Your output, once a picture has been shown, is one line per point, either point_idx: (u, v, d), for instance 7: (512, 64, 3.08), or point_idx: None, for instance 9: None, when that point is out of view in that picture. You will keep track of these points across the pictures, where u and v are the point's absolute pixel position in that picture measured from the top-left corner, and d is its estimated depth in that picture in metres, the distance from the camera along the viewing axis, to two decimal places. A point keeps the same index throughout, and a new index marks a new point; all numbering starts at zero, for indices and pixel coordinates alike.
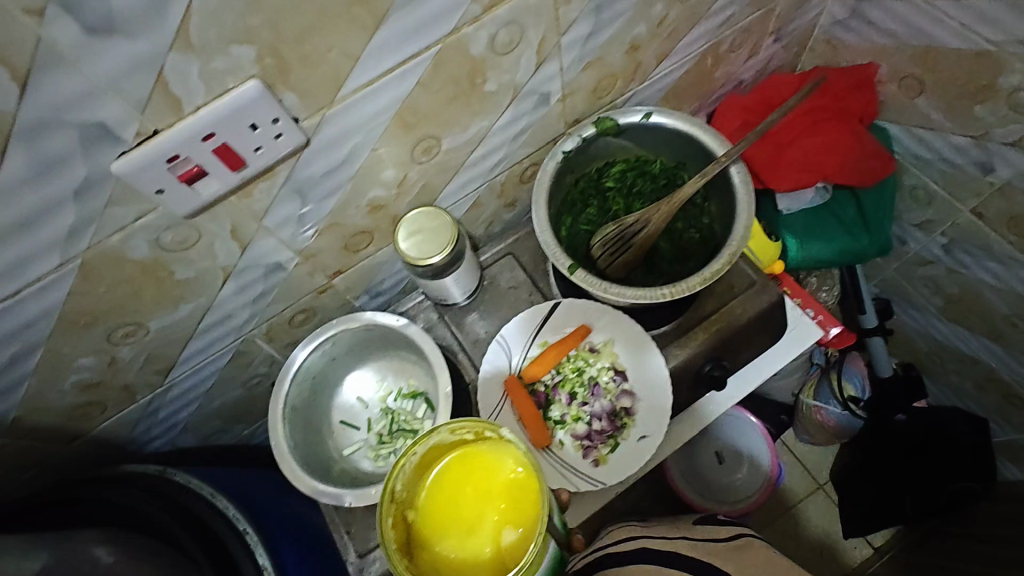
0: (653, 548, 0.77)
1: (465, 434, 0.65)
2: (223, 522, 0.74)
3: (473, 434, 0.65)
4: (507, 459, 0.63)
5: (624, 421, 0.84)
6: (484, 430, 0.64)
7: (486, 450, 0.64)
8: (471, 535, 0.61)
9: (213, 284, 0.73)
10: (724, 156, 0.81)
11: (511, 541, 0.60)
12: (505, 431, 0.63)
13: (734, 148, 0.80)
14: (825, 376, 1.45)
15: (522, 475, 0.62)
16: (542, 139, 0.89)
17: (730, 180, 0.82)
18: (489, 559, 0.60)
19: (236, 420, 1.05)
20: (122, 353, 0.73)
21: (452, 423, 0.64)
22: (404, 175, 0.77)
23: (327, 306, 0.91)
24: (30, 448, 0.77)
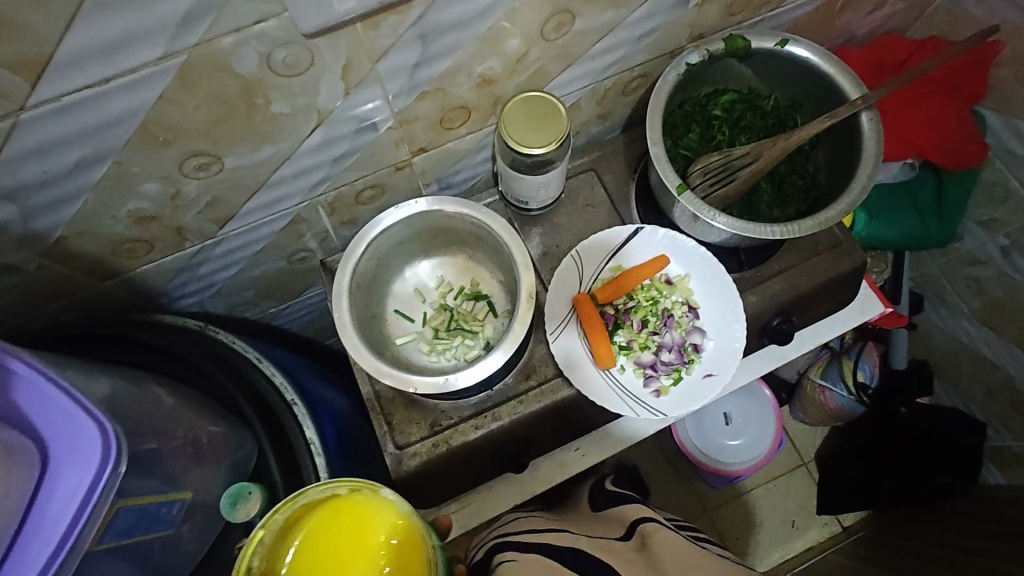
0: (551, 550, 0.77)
1: (337, 490, 0.61)
2: (270, 389, 0.67)
3: (347, 489, 0.61)
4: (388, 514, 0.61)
5: (691, 356, 0.81)
6: (359, 488, 0.61)
7: (367, 501, 0.62)
8: None
9: (302, 128, 0.65)
10: (859, 99, 0.76)
11: None
12: (386, 490, 0.60)
13: (873, 93, 0.74)
14: (836, 359, 1.41)
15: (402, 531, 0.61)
16: (662, 48, 0.82)
17: (858, 129, 0.78)
18: None
19: (267, 295, 0.98)
20: (188, 188, 0.66)
21: (323, 485, 0.59)
22: (525, 50, 0.69)
23: (398, 186, 0.84)
24: (67, 274, 0.70)
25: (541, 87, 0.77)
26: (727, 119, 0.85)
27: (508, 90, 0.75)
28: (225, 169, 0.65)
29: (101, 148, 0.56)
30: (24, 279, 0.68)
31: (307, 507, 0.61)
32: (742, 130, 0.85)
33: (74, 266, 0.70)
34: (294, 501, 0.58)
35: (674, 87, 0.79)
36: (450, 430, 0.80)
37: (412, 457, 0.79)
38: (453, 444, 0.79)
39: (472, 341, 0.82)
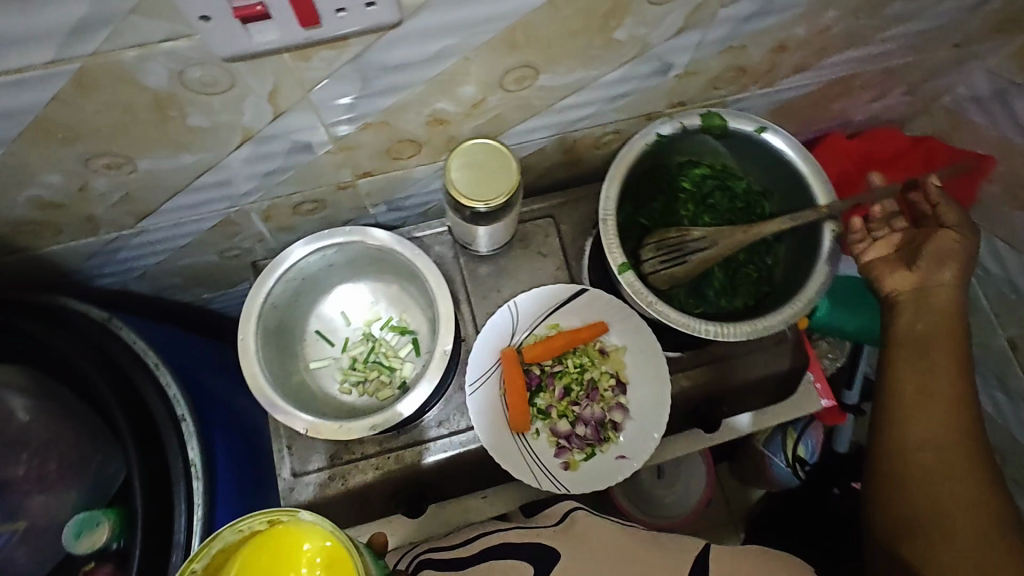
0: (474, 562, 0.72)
1: (256, 526, 0.57)
2: (160, 400, 0.64)
3: (267, 521, 0.57)
4: (312, 538, 0.57)
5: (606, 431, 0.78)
6: (278, 516, 0.57)
7: (289, 527, 0.58)
8: None
9: (228, 142, 0.61)
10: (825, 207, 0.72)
11: None
12: (303, 513, 0.57)
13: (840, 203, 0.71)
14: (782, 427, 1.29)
15: (328, 551, 0.57)
16: (637, 111, 0.78)
17: (817, 235, 0.74)
18: None
19: (197, 283, 0.94)
20: (97, 183, 0.62)
21: (234, 523, 0.56)
22: (482, 96, 0.65)
23: (341, 203, 0.80)
24: None
25: (500, 132, 0.73)
26: (694, 195, 0.82)
27: (464, 130, 0.71)
28: (138, 170, 0.61)
29: None
30: None
31: (230, 548, 0.57)
32: (707, 209, 0.82)
33: None
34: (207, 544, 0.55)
35: (640, 155, 0.76)
36: (349, 466, 0.78)
37: (305, 486, 0.77)
38: (349, 480, 0.77)
39: (388, 378, 0.79)
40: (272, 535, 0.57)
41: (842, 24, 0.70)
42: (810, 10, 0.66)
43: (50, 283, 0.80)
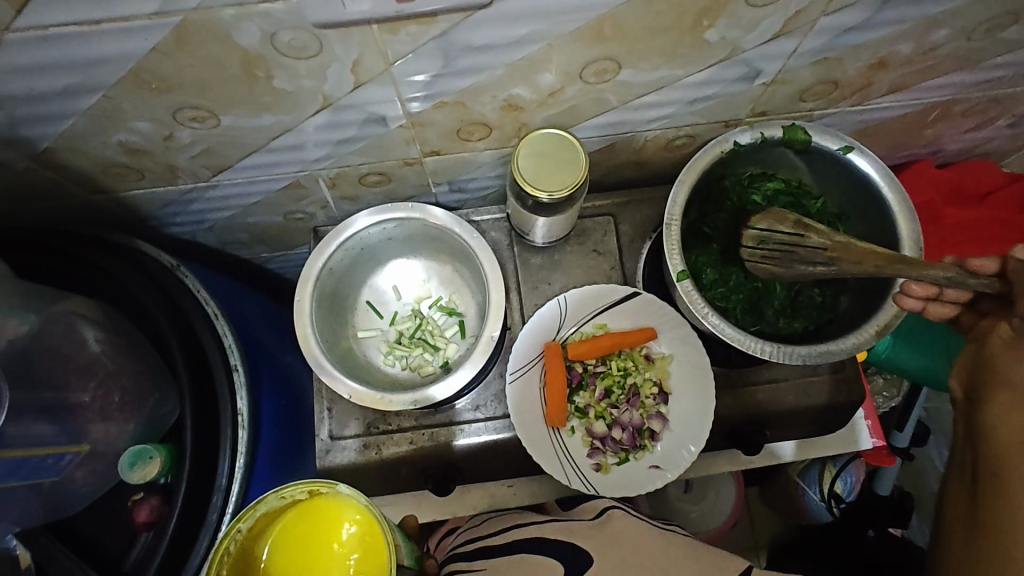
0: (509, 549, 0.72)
1: (297, 494, 0.61)
2: (215, 348, 0.67)
3: (306, 493, 0.61)
4: (348, 513, 0.61)
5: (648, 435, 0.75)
6: (318, 489, 0.60)
7: (326, 499, 0.61)
8: None
9: (306, 107, 0.62)
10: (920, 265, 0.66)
11: None
12: (342, 486, 0.60)
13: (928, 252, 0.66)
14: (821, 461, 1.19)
15: (362, 527, 0.60)
16: (716, 116, 0.75)
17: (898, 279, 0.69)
18: None
19: (260, 241, 0.97)
20: (182, 134, 0.64)
21: (280, 489, 0.59)
22: (560, 86, 0.64)
23: (406, 179, 0.81)
24: (54, 180, 0.71)
25: (572, 124, 0.72)
26: (763, 210, 0.79)
27: (537, 119, 0.70)
28: (220, 125, 0.63)
29: (90, 81, 0.54)
30: (13, 175, 0.69)
31: (270, 513, 0.61)
32: None
33: (61, 174, 0.70)
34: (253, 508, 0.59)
35: (714, 162, 0.73)
36: (383, 437, 0.79)
37: (339, 451, 0.79)
38: (382, 451, 0.79)
39: (431, 356, 0.80)
40: (313, 505, 0.61)
41: (951, 45, 0.66)
42: (918, 27, 0.62)
43: (126, 226, 0.84)
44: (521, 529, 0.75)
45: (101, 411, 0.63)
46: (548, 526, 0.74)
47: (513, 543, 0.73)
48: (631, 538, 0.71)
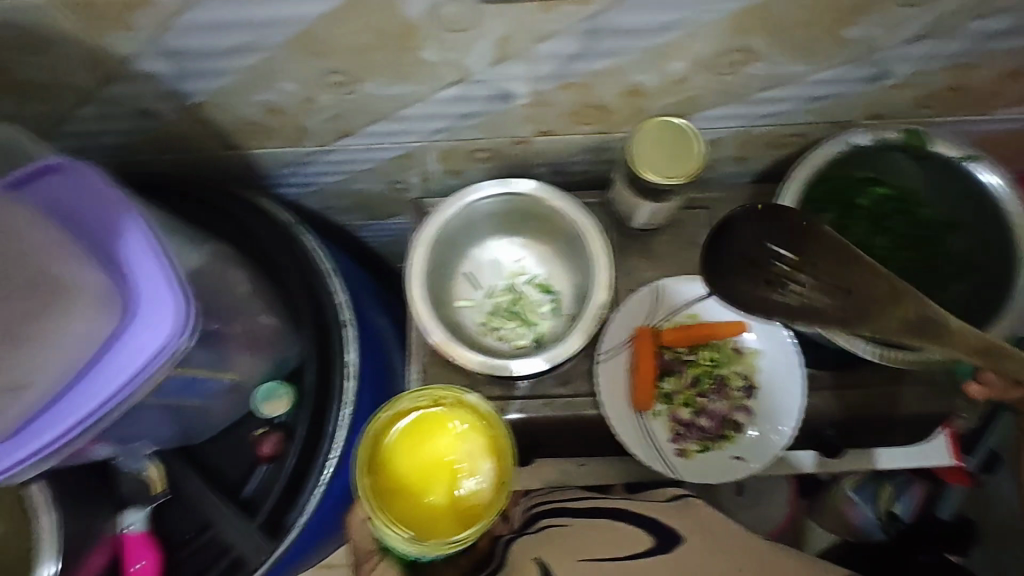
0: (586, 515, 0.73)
1: (424, 400, 0.66)
2: (330, 304, 0.71)
3: (432, 400, 0.66)
4: (466, 420, 0.66)
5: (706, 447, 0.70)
6: (444, 396, 0.67)
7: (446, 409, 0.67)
8: (430, 497, 0.64)
9: (444, 79, 0.65)
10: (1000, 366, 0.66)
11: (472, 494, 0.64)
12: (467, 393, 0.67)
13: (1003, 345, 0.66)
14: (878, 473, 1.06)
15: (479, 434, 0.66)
16: (831, 116, 0.75)
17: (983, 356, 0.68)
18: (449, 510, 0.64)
19: (356, 209, 1.01)
20: (321, 98, 0.68)
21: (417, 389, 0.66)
22: (687, 75, 0.65)
23: (512, 157, 0.84)
24: (194, 134, 0.75)
25: (688, 114, 0.73)
26: (868, 213, 0.79)
27: (655, 106, 0.72)
28: (359, 92, 0.67)
29: (259, 41, 0.58)
30: (160, 127, 0.74)
31: (400, 413, 0.66)
32: (880, 230, 0.79)
33: (202, 129, 0.75)
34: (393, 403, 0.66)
35: (827, 161, 0.73)
36: None
37: None
38: None
39: (526, 329, 0.85)
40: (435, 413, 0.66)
41: None
42: None
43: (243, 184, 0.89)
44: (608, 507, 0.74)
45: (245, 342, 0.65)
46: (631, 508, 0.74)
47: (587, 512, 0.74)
48: (717, 532, 0.69)
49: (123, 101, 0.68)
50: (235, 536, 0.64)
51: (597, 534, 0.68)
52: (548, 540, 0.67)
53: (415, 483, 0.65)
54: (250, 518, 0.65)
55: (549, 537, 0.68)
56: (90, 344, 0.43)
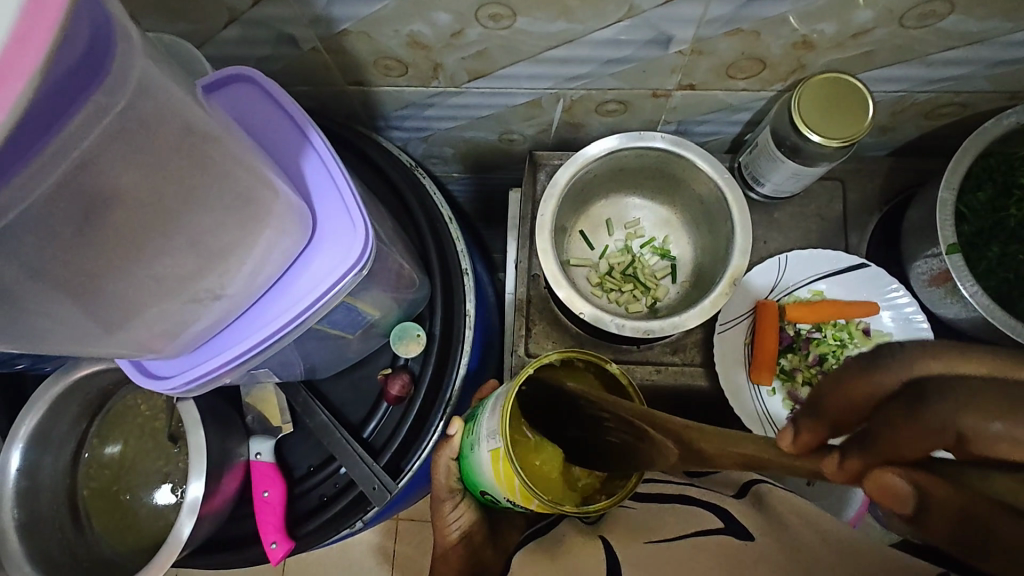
0: (660, 496, 0.64)
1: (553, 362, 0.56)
2: (452, 249, 0.69)
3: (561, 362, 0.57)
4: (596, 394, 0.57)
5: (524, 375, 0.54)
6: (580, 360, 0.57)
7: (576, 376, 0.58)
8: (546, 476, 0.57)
9: (606, 17, 0.61)
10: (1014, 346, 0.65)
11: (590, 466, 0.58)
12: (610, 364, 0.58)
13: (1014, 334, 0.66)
14: None
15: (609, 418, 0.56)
16: (1008, 85, 0.69)
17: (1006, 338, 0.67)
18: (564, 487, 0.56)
19: (459, 159, 0.99)
20: (471, 32, 0.65)
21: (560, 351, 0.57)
22: (870, 27, 0.61)
23: (642, 111, 0.80)
24: (325, 66, 0.73)
25: (854, 72, 0.68)
26: None
27: (818, 62, 0.67)
28: (512, 27, 0.63)
29: None
30: (293, 56, 0.71)
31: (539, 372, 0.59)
32: None
33: (336, 61, 0.72)
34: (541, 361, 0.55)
35: (1003, 133, 0.67)
36: None
37: None
38: None
39: (641, 295, 0.81)
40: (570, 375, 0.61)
41: None
42: None
43: (355, 123, 0.87)
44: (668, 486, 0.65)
45: (392, 282, 0.59)
46: (693, 490, 0.63)
47: (664, 491, 0.64)
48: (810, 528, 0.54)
49: (264, 26, 0.66)
50: (357, 475, 0.61)
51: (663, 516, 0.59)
52: (611, 525, 0.61)
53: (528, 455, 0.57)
54: (374, 458, 0.63)
55: (609, 525, 0.61)
56: (278, 264, 0.43)
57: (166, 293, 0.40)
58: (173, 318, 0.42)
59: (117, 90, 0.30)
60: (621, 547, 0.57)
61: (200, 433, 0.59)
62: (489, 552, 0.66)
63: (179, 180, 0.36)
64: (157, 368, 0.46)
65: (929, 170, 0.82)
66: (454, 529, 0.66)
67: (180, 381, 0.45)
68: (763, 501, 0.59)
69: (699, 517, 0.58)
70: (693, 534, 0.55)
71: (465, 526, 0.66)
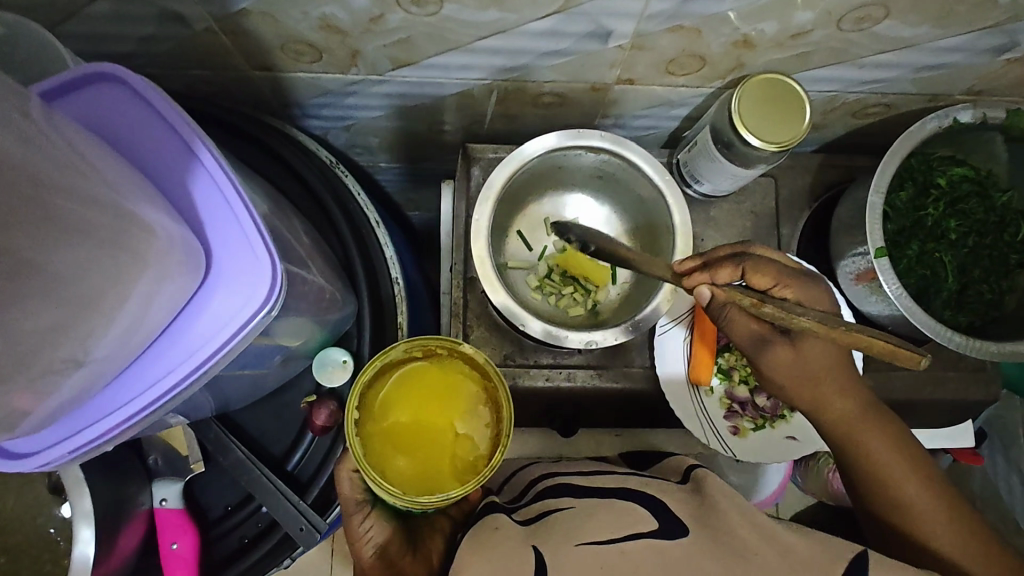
0: (596, 487, 0.62)
1: (416, 350, 0.61)
2: (380, 258, 0.63)
3: (422, 351, 0.61)
4: (452, 371, 0.62)
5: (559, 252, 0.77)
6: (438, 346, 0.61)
7: (444, 360, 0.62)
8: (431, 457, 0.59)
9: (541, 8, 0.56)
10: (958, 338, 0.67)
11: (475, 449, 0.60)
12: (465, 346, 0.61)
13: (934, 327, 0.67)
14: None
15: (465, 388, 0.62)
16: (932, 88, 0.71)
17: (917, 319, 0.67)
18: (447, 471, 0.59)
19: (386, 149, 0.91)
20: (392, 18, 0.58)
21: (411, 340, 0.59)
22: (809, 28, 0.59)
23: (580, 105, 0.76)
24: (224, 48, 0.64)
25: (791, 73, 0.67)
26: (946, 194, 0.75)
27: (757, 61, 0.65)
28: (439, 14, 0.57)
29: None
30: (184, 36, 0.61)
31: (390, 365, 0.61)
32: (956, 212, 0.76)
33: (237, 43, 0.63)
34: (386, 353, 0.58)
35: (926, 137, 0.69)
36: (520, 369, 0.78)
37: None
38: (520, 384, 0.78)
39: (581, 297, 0.77)
40: (433, 363, 0.62)
41: None
42: None
43: (264, 110, 0.77)
44: (613, 475, 0.65)
45: (314, 305, 0.53)
46: (633, 479, 0.63)
47: (599, 485, 0.63)
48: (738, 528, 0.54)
49: (143, 1, 0.56)
50: (281, 516, 0.55)
51: (600, 514, 0.56)
52: (545, 527, 0.56)
53: (406, 437, 0.60)
54: (302, 496, 0.58)
55: (544, 526, 0.56)
56: (164, 311, 0.36)
57: (16, 373, 0.32)
58: (30, 393, 0.34)
59: None
60: (558, 548, 0.52)
61: (85, 495, 0.52)
62: (407, 560, 0.57)
63: (16, 231, 0.29)
64: (21, 446, 0.38)
65: (856, 166, 0.84)
66: (367, 543, 0.57)
67: (52, 456, 0.38)
68: (702, 492, 0.61)
69: (633, 517, 0.56)
70: (626, 538, 0.53)
71: (376, 537, 0.58)
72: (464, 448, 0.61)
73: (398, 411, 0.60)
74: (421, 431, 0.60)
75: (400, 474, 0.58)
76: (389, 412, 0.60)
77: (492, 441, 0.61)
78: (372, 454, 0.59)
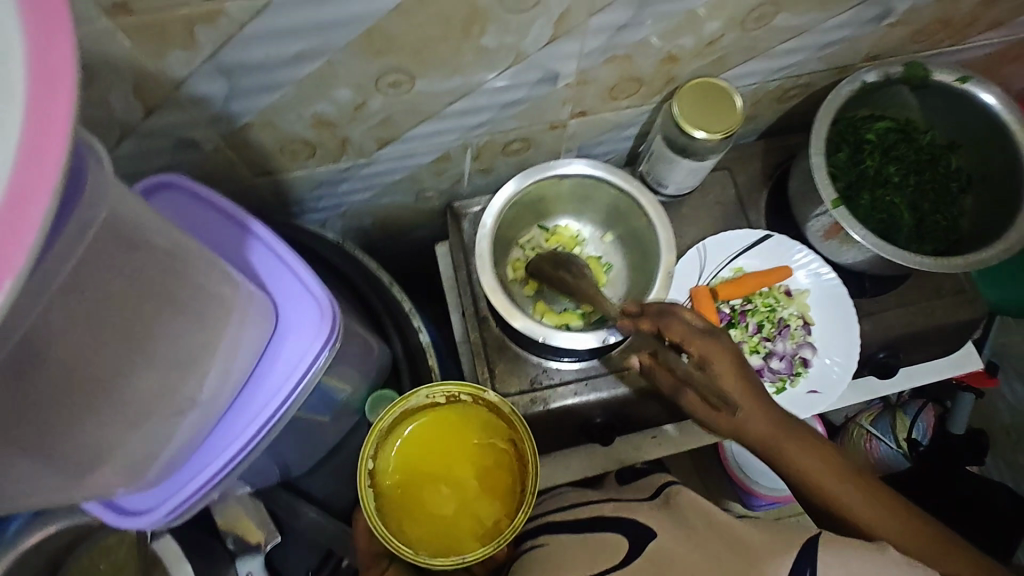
0: (581, 520, 0.62)
1: (437, 401, 0.64)
2: (399, 309, 0.69)
3: (444, 400, 0.64)
4: (471, 424, 0.65)
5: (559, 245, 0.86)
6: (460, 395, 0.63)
7: (463, 412, 0.65)
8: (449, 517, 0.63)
9: (497, 65, 0.65)
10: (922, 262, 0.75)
11: (492, 507, 0.63)
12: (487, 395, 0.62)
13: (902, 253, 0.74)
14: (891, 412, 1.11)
15: (483, 444, 0.65)
16: (837, 61, 0.82)
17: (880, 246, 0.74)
18: (465, 530, 0.63)
19: (380, 226, 0.99)
20: (373, 102, 0.67)
21: (433, 389, 0.62)
22: (720, 34, 0.70)
23: (545, 145, 0.86)
24: (231, 162, 0.72)
25: (715, 75, 0.78)
26: (879, 146, 0.85)
27: (686, 71, 0.76)
28: (413, 91, 0.66)
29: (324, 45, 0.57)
30: (197, 158, 0.70)
31: (411, 415, 0.64)
32: (892, 159, 0.85)
33: (241, 155, 0.72)
34: (408, 400, 0.61)
35: (844, 101, 0.79)
36: (549, 390, 0.82)
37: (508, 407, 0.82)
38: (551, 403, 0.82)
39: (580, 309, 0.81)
40: (452, 415, 0.65)
41: None
42: None
43: (268, 212, 0.85)
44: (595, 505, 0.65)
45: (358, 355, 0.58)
46: (611, 505, 0.63)
47: (581, 517, 0.63)
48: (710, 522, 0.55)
49: (161, 134, 0.64)
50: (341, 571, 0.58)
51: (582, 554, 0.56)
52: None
53: (420, 491, 0.64)
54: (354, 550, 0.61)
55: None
56: (248, 359, 0.45)
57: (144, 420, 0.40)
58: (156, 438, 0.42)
59: (96, 204, 0.32)
60: None
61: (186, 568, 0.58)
62: None
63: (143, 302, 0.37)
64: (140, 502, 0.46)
65: (795, 143, 0.94)
66: None
67: (163, 507, 0.46)
68: (675, 503, 0.60)
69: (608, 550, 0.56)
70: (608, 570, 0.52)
71: None
72: (485, 508, 0.63)
73: (417, 462, 0.65)
74: (439, 485, 0.64)
75: (420, 533, 0.62)
76: (407, 465, 0.64)
77: (512, 500, 0.63)
78: (390, 509, 0.63)
